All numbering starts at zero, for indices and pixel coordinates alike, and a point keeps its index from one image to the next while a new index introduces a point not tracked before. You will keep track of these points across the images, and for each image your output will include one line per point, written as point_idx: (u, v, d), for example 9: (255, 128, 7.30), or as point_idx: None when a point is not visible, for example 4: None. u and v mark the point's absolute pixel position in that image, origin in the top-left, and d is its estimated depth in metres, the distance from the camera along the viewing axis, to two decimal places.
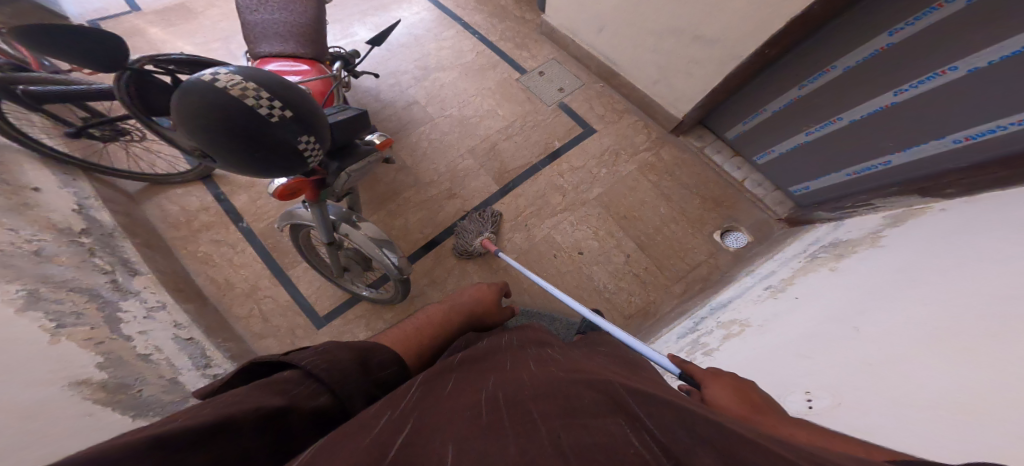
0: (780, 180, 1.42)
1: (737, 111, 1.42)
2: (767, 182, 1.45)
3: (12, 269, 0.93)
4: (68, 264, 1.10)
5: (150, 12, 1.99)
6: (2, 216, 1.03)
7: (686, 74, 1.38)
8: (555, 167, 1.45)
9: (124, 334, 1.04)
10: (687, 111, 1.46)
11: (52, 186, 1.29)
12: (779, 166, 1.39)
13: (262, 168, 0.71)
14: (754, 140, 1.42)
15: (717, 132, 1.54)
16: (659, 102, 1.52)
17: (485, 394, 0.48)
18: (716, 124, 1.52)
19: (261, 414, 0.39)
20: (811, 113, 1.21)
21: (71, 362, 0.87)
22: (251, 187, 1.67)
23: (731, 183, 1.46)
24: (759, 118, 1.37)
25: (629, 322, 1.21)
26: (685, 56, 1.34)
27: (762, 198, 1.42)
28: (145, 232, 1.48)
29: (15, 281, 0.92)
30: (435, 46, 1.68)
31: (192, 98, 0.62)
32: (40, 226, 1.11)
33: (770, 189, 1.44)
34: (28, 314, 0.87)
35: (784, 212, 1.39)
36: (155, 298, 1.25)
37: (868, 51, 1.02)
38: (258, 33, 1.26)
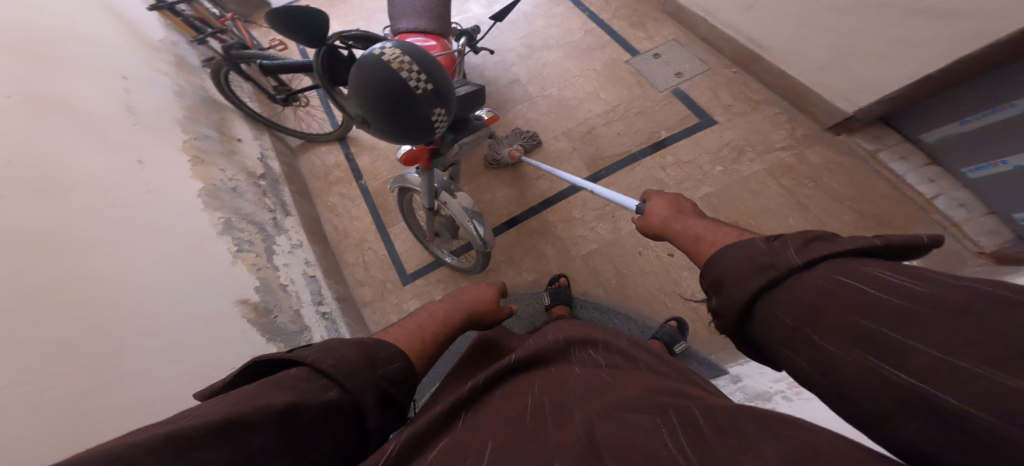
0: (999, 204, 1.01)
1: (942, 105, 1.05)
2: (976, 203, 1.05)
3: (219, 201, 1.28)
4: (251, 200, 1.43)
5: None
6: (218, 160, 1.41)
7: (882, 60, 1.07)
8: (657, 159, 1.30)
9: (275, 264, 1.30)
10: (869, 104, 1.14)
11: (249, 138, 1.70)
12: (1004, 185, 0.98)
13: (401, 135, 0.78)
14: (970, 145, 1.03)
15: (905, 132, 1.17)
16: (823, 92, 1.24)
17: (529, 399, 0.46)
18: (907, 121, 1.15)
19: (272, 415, 0.38)
20: None
21: (239, 282, 1.13)
22: (371, 150, 1.90)
23: (911, 199, 1.11)
24: (991, 117, 0.97)
25: (712, 338, 1.02)
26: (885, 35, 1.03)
27: (961, 222, 1.04)
28: (296, 180, 1.81)
29: (219, 211, 1.25)
30: (543, 23, 1.66)
31: (361, 67, 0.72)
32: (239, 170, 1.48)
33: (977, 214, 1.04)
34: (223, 237, 1.19)
35: (992, 247, 1.00)
36: (298, 237, 1.51)
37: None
38: (399, 12, 1.42)
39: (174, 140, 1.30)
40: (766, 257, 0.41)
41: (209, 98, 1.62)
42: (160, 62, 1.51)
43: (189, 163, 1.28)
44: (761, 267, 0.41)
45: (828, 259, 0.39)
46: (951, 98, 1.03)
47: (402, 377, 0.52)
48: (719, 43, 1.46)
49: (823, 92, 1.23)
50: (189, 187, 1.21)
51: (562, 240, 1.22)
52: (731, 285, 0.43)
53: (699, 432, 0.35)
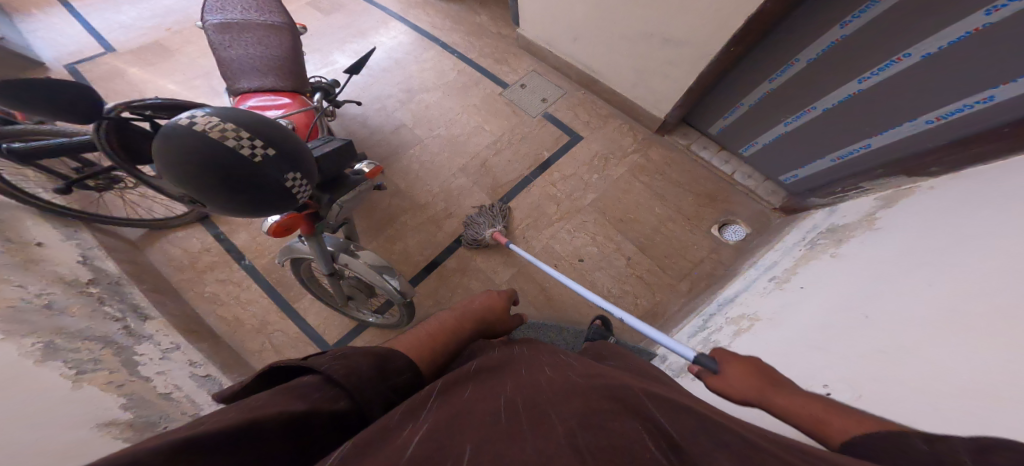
0: (768, 171, 1.42)
1: (717, 107, 1.43)
2: (756, 173, 1.45)
3: (28, 324, 0.94)
4: (80, 315, 1.11)
5: (131, 55, 2.04)
6: (10, 274, 1.04)
7: (661, 77, 1.39)
8: (547, 177, 1.45)
9: (143, 376, 1.05)
10: (669, 111, 1.46)
11: (54, 239, 1.31)
12: (766, 157, 1.39)
13: (250, 207, 0.70)
14: (738, 133, 1.43)
15: (700, 129, 1.55)
16: (641, 105, 1.53)
17: (504, 398, 0.49)
18: (700, 121, 1.53)
19: (282, 422, 0.38)
20: (785, 105, 1.23)
21: (96, 406, 0.87)
22: (250, 224, 1.69)
23: (720, 177, 1.47)
24: (737, 112, 1.38)
25: (638, 325, 1.21)
26: (655, 59, 1.36)
27: (754, 189, 1.42)
28: (152, 277, 1.50)
29: (31, 333, 0.93)
30: (417, 68, 1.70)
31: (172, 143, 0.62)
32: (48, 280, 1.12)
33: (760, 180, 1.44)
34: (48, 364, 0.88)
35: (778, 202, 1.39)
36: (169, 340, 1.26)
37: (824, 45, 1.05)
38: (235, 69, 1.29)
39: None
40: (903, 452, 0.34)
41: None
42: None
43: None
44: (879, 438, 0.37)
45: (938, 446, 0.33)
46: (721, 99, 1.41)
47: (407, 386, 0.53)
48: (564, 69, 1.69)
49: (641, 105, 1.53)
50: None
51: (484, 271, 1.29)
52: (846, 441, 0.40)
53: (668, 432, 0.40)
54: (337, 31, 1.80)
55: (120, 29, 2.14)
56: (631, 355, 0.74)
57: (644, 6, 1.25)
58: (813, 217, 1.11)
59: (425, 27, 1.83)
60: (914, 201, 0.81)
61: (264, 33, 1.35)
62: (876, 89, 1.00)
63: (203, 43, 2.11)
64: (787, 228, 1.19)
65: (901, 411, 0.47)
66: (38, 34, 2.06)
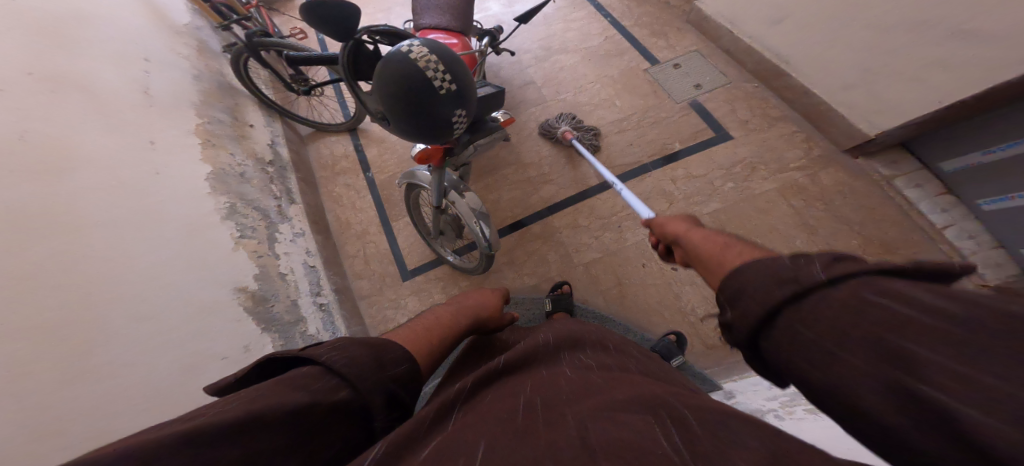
0: (1012, 237, 0.99)
1: (965, 138, 1.04)
2: (984, 234, 1.05)
3: (225, 185, 1.27)
4: (257, 186, 1.42)
5: None
6: (229, 144, 1.41)
7: (910, 82, 1.06)
8: (668, 171, 1.29)
9: (276, 253, 1.29)
10: (889, 129, 1.14)
11: (260, 124, 1.70)
12: (1012, 216, 0.98)
13: (420, 133, 0.79)
14: (983, 177, 1.02)
15: (925, 159, 1.16)
16: (843, 110, 1.24)
17: (523, 395, 0.48)
18: (926, 148, 1.15)
19: (280, 413, 0.39)
20: None
21: (239, 268, 1.11)
22: (380, 142, 1.90)
23: (921, 228, 1.11)
24: (1015, 149, 0.95)
25: (709, 353, 1.01)
26: (914, 57, 1.03)
27: (964, 252, 1.05)
28: (304, 169, 1.81)
29: (224, 195, 1.24)
30: (562, 27, 1.66)
31: (388, 63, 0.72)
32: (248, 155, 1.48)
33: (987, 246, 1.03)
34: (226, 223, 1.17)
35: (996, 279, 0.99)
36: (300, 226, 1.51)
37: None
38: (424, 6, 1.42)
39: (187, 122, 1.29)
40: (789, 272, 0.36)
41: (225, 83, 1.63)
42: (183, 46, 1.53)
43: (200, 146, 1.27)
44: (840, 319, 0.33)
45: (855, 277, 0.34)
46: (984, 130, 1.00)
47: (408, 379, 0.53)
48: (741, 55, 1.47)
49: (845, 111, 1.23)
50: (198, 171, 1.20)
51: (565, 246, 1.22)
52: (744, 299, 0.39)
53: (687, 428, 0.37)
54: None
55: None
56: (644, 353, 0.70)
57: None
58: None
59: None
60: None
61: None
62: None
63: None
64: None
65: None
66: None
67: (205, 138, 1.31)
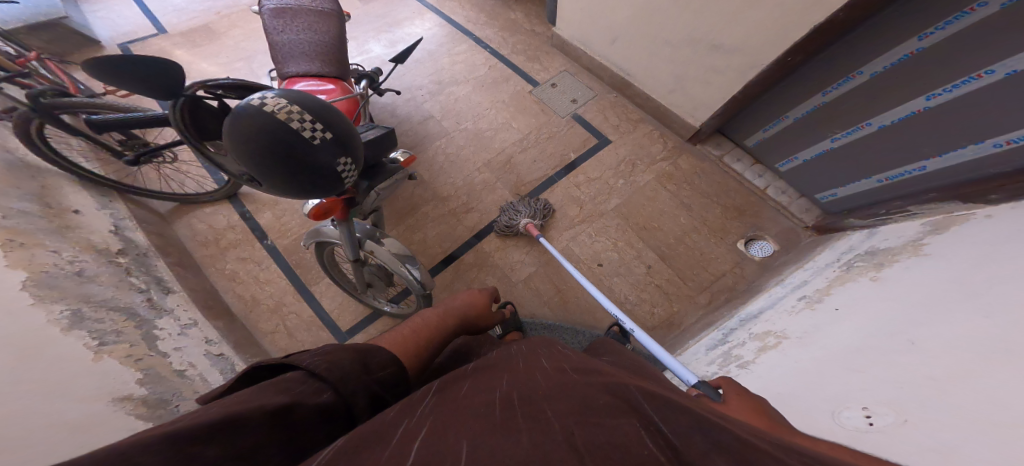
0: (805, 187, 1.37)
1: (755, 119, 1.39)
2: (790, 189, 1.41)
3: (57, 290, 0.99)
4: (108, 284, 1.15)
5: (178, 34, 2.12)
6: (48, 239, 1.11)
7: (703, 83, 1.36)
8: (572, 179, 1.44)
9: (161, 350, 1.07)
10: (706, 119, 1.43)
11: (91, 207, 1.38)
12: (804, 173, 1.34)
13: (300, 190, 0.73)
14: (775, 148, 1.38)
15: (735, 140, 1.51)
16: (676, 110, 1.51)
17: (500, 393, 0.47)
18: (735, 131, 1.49)
19: (269, 415, 0.38)
20: (835, 119, 1.18)
21: (114, 378, 0.90)
22: (275, 204, 1.72)
23: (752, 191, 1.42)
24: (779, 125, 1.33)
25: (653, 334, 1.18)
26: (701, 64, 1.33)
27: (787, 205, 1.38)
28: (177, 251, 1.54)
29: (61, 301, 0.97)
30: (448, 61, 1.71)
31: (242, 120, 0.65)
32: (80, 248, 1.18)
33: (794, 197, 1.39)
34: (73, 333, 0.92)
35: (811, 220, 1.35)
36: (188, 316, 1.28)
37: (896, 57, 0.98)
38: (285, 54, 1.32)
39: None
40: None
41: (17, 161, 1.27)
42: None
43: (2, 249, 0.96)
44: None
45: None
46: (761, 111, 1.36)
47: (392, 382, 0.54)
48: (598, 71, 1.68)
49: (675, 111, 1.51)
50: (10, 277, 0.91)
51: (501, 268, 1.28)
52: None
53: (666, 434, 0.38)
54: (373, 20, 1.83)
55: (173, 10, 2.22)
56: (629, 354, 0.73)
57: (694, 12, 1.23)
58: (849, 237, 1.07)
59: (460, 21, 1.84)
60: (964, 232, 0.75)
61: (314, 19, 1.39)
62: (943, 109, 0.95)
63: (247, 26, 2.20)
64: (818, 247, 1.15)
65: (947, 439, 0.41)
66: (98, 14, 2.17)
67: (6, 237, 1.00)
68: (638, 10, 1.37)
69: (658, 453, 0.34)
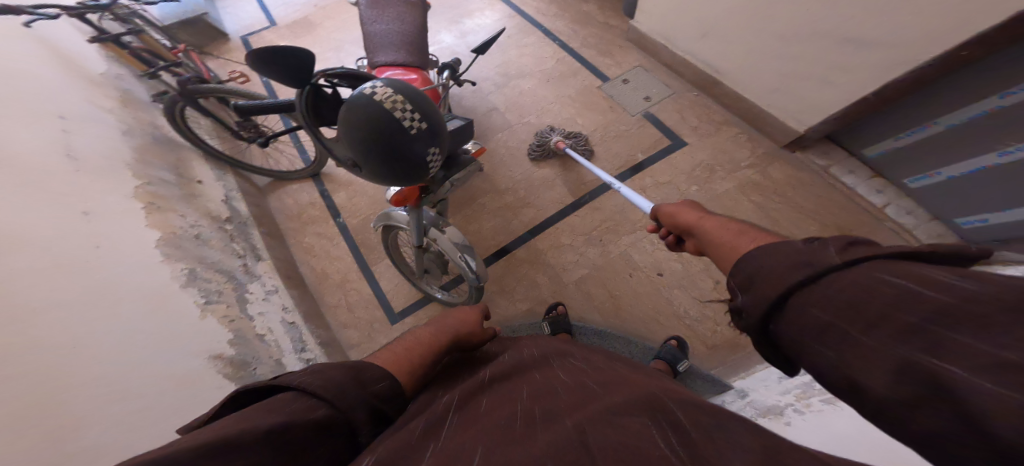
0: (943, 209, 1.12)
1: (882, 125, 1.17)
2: (920, 210, 1.17)
3: (180, 250, 1.17)
4: (217, 248, 1.33)
5: (283, 27, 2.38)
6: (179, 205, 1.31)
7: (822, 82, 1.17)
8: (637, 181, 1.35)
9: (249, 314, 1.21)
10: (816, 123, 1.24)
11: (211, 179, 1.60)
12: (944, 192, 1.10)
13: (394, 179, 0.76)
14: (910, 160, 1.14)
15: (850, 149, 1.29)
16: (776, 112, 1.33)
17: (521, 404, 0.46)
18: (851, 139, 1.28)
19: (260, 434, 0.37)
20: (1007, 132, 0.93)
21: (211, 336, 1.03)
22: (348, 186, 1.86)
23: (864, 209, 1.21)
24: (924, 133, 1.08)
25: (712, 353, 1.06)
26: (820, 62, 1.15)
27: (913, 228, 1.15)
28: (268, 222, 1.73)
29: (182, 260, 1.15)
30: (516, 53, 1.70)
31: (353, 108, 0.70)
32: (201, 215, 1.38)
33: (925, 219, 1.15)
34: (188, 290, 1.08)
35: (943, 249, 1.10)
36: (272, 283, 1.43)
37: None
38: (376, 44, 1.40)
39: (126, 185, 1.18)
40: (803, 255, 0.36)
41: (163, 137, 1.51)
42: (105, 98, 1.39)
43: (145, 211, 1.17)
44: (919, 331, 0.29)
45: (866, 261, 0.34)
46: (892, 117, 1.14)
47: (391, 395, 0.52)
48: (679, 67, 1.55)
49: (778, 113, 1.33)
50: (146, 238, 1.10)
51: (553, 267, 1.24)
52: (760, 279, 0.39)
53: (685, 436, 0.36)
54: (446, 11, 1.88)
55: (281, 5, 2.49)
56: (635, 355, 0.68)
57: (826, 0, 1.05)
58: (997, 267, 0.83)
59: (532, 13, 1.82)
60: None
61: (402, 10, 1.48)
62: None
63: (336, 18, 2.39)
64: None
65: None
66: (227, 10, 2.51)
67: (149, 201, 1.21)
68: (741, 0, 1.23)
69: (672, 456, 0.33)
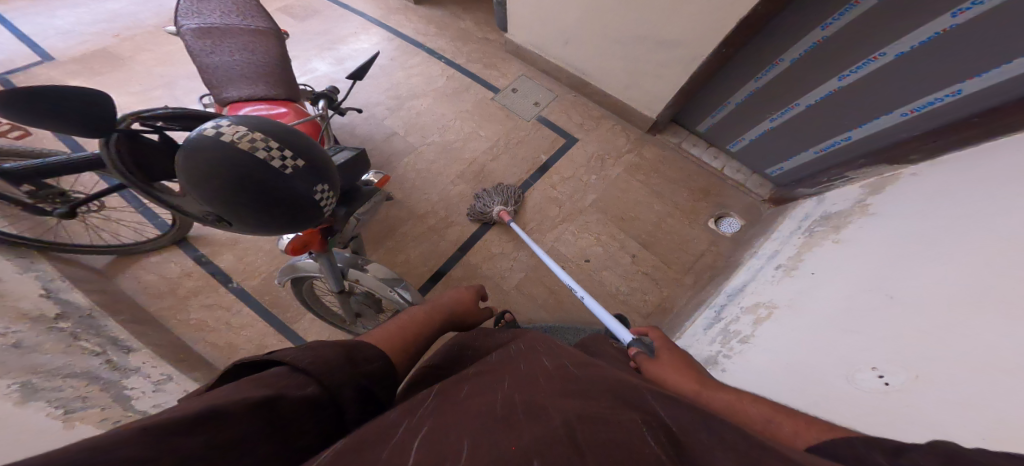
0: (756, 164, 1.47)
1: (705, 105, 1.49)
2: (744, 168, 1.51)
3: None
4: (55, 352, 1.01)
5: (68, 61, 1.88)
6: None
7: (656, 77, 1.42)
8: (546, 180, 1.46)
9: (138, 409, 0.97)
10: (661, 111, 1.49)
11: (10, 273, 1.16)
12: (753, 151, 1.45)
13: (277, 223, 0.68)
14: (726, 131, 1.48)
15: (688, 127, 1.60)
16: (632, 104, 1.57)
17: (501, 395, 0.48)
18: (688, 119, 1.58)
19: (252, 407, 0.36)
20: (770, 103, 1.29)
21: (95, 444, 0.80)
22: (234, 244, 1.60)
23: (711, 173, 1.52)
24: (725, 110, 1.44)
25: (648, 319, 1.23)
26: (650, 61, 1.39)
27: (744, 182, 1.48)
28: (128, 307, 1.38)
29: (4, 376, 0.83)
30: (403, 74, 1.66)
31: (200, 155, 0.60)
32: (9, 318, 1.00)
33: (748, 174, 1.50)
34: (31, 405, 0.79)
35: (767, 194, 1.45)
36: (158, 371, 1.16)
37: (807, 45, 1.11)
38: (220, 78, 1.21)
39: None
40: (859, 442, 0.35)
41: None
42: None
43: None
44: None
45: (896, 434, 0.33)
46: (709, 97, 1.46)
47: (379, 376, 0.53)
48: (555, 73, 1.70)
49: (632, 104, 1.57)
50: None
51: (490, 278, 1.27)
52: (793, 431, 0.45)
53: (671, 433, 0.38)
54: (313, 38, 1.73)
55: (70, 38, 1.96)
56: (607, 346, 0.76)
57: (641, 9, 1.27)
58: (803, 206, 1.18)
59: (409, 33, 1.79)
60: (903, 185, 0.89)
61: (249, 38, 1.28)
62: (853, 87, 1.08)
63: (161, 51, 1.99)
64: (778, 219, 1.25)
65: (961, 390, 0.48)
66: None
67: None
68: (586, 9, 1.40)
69: (662, 450, 0.35)
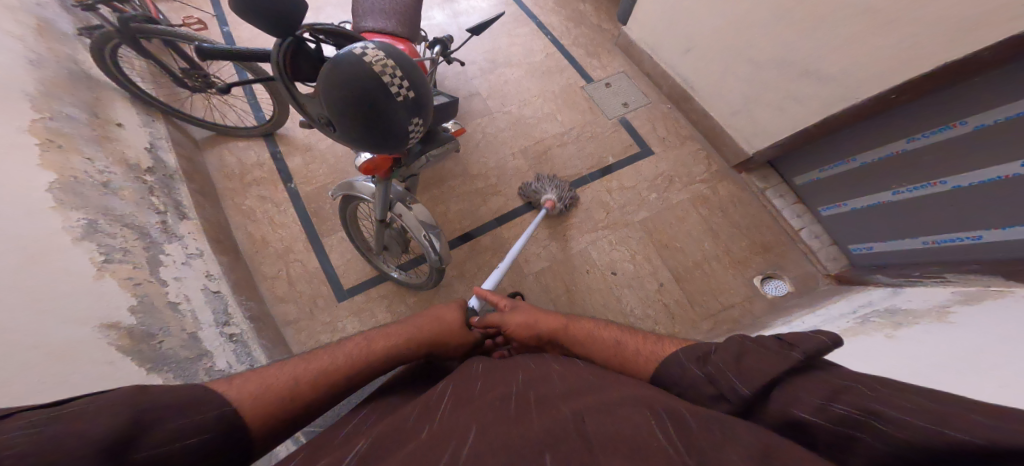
0: (839, 236, 1.34)
1: (812, 158, 1.35)
2: (825, 236, 1.38)
3: (78, 197, 0.97)
4: (130, 200, 1.13)
5: None
6: (83, 144, 1.08)
7: (778, 110, 1.33)
8: (605, 183, 1.46)
9: (161, 278, 1.03)
10: (764, 146, 1.41)
11: (133, 124, 1.35)
12: (842, 221, 1.31)
13: (372, 145, 0.70)
14: (825, 190, 1.35)
15: (784, 177, 1.48)
16: (734, 132, 1.50)
17: (515, 391, 0.54)
18: (786, 168, 1.46)
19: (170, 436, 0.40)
20: (909, 171, 1.10)
21: (107, 301, 0.86)
22: (306, 150, 1.73)
23: (785, 230, 1.40)
24: (843, 166, 1.27)
25: None
26: (782, 89, 1.29)
27: (816, 251, 1.36)
28: (201, 179, 1.53)
29: (79, 208, 0.95)
30: (506, 41, 1.78)
31: (337, 65, 0.62)
32: (114, 160, 1.16)
33: (826, 243, 1.37)
34: (82, 244, 0.90)
35: (835, 269, 1.32)
36: (196, 246, 1.25)
37: (1015, 111, 0.88)
38: (364, 8, 1.25)
39: (17, 117, 0.97)
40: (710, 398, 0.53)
41: (79, 71, 1.26)
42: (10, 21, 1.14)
43: (39, 147, 0.97)
44: (716, 399, 0.50)
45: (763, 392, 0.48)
46: (823, 150, 1.31)
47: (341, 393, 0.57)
48: (657, 78, 1.70)
49: (732, 132, 1.50)
50: (35, 179, 0.90)
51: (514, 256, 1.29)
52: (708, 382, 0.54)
53: (682, 424, 0.41)
54: None
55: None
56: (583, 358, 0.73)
57: (795, 29, 1.19)
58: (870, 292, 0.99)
59: (528, 4, 1.94)
60: (1000, 307, 0.69)
61: None
62: None
63: None
64: (833, 296, 1.14)
65: None
66: None
67: (47, 138, 1.00)
68: (726, 24, 1.35)
69: (671, 448, 0.37)
